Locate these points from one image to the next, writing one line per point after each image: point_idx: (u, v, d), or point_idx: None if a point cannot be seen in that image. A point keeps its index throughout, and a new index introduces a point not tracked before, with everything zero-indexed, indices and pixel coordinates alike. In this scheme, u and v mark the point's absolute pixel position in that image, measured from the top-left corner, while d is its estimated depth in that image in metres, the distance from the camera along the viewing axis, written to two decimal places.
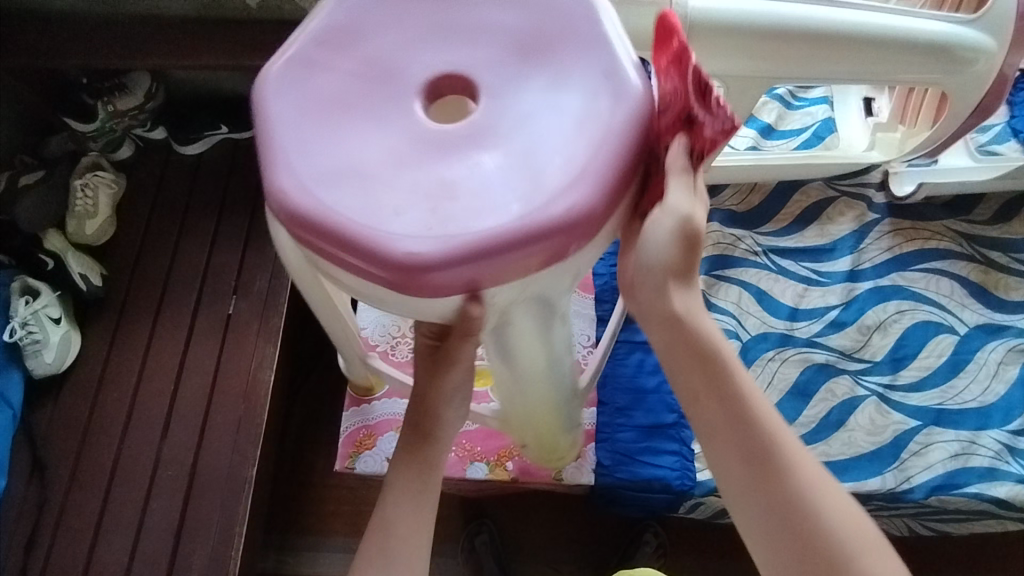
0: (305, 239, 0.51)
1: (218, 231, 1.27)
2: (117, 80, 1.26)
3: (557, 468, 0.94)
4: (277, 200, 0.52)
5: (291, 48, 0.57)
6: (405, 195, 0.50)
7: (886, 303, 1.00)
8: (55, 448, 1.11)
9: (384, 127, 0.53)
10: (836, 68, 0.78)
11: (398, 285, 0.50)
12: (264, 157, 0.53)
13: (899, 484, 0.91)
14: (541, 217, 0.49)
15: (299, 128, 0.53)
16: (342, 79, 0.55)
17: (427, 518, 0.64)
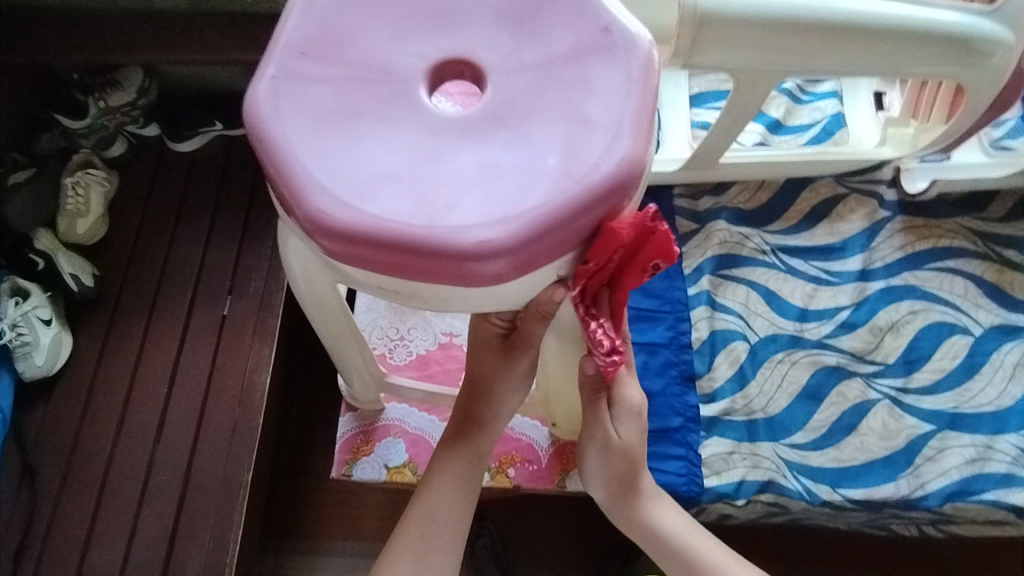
0: (356, 257, 0.47)
1: (213, 230, 1.25)
2: (109, 76, 1.23)
3: (561, 475, 0.90)
4: (315, 223, 0.47)
5: (269, 65, 0.52)
6: (447, 185, 0.47)
7: (898, 303, 0.98)
8: (46, 452, 1.09)
9: (404, 119, 0.50)
10: (849, 60, 0.76)
11: (468, 278, 0.46)
12: (288, 184, 0.48)
13: (913, 490, 0.89)
14: (593, 185, 0.47)
15: (310, 142, 0.49)
16: (335, 85, 0.51)
17: (469, 506, 0.67)
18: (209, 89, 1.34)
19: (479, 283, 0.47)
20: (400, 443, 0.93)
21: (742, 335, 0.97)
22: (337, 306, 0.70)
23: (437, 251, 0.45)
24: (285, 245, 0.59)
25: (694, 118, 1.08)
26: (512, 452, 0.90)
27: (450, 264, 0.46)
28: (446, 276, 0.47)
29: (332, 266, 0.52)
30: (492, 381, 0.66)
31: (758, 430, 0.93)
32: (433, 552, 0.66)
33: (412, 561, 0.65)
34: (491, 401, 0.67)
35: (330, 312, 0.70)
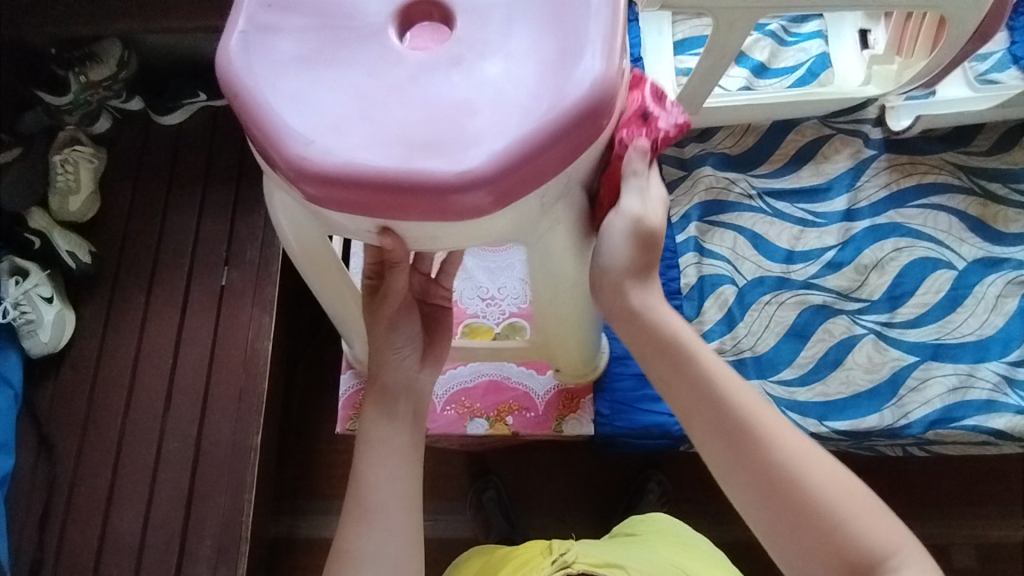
0: (338, 202, 0.48)
1: (205, 202, 1.25)
2: (88, 49, 1.22)
3: (558, 420, 0.93)
4: (296, 172, 0.48)
5: (238, 21, 0.52)
6: (424, 124, 0.48)
7: (883, 241, 0.99)
8: (60, 426, 1.12)
9: (376, 63, 0.50)
10: None
11: (454, 212, 0.48)
12: (266, 136, 0.49)
13: (897, 420, 0.92)
14: (569, 110, 0.48)
15: (286, 92, 0.50)
16: (306, 35, 0.52)
17: (395, 464, 0.67)
18: (189, 60, 1.33)
19: (465, 216, 0.48)
20: None
21: (729, 279, 0.99)
22: (331, 270, 0.72)
23: (419, 188, 0.47)
24: (273, 202, 0.60)
25: (677, 66, 1.07)
26: (509, 401, 0.93)
27: (435, 200, 0.47)
28: (433, 211, 0.48)
29: (320, 216, 0.53)
30: (376, 335, 0.69)
31: (748, 368, 0.95)
32: (373, 512, 0.65)
33: (357, 525, 0.65)
34: (383, 354, 0.69)
35: (326, 273, 0.72)
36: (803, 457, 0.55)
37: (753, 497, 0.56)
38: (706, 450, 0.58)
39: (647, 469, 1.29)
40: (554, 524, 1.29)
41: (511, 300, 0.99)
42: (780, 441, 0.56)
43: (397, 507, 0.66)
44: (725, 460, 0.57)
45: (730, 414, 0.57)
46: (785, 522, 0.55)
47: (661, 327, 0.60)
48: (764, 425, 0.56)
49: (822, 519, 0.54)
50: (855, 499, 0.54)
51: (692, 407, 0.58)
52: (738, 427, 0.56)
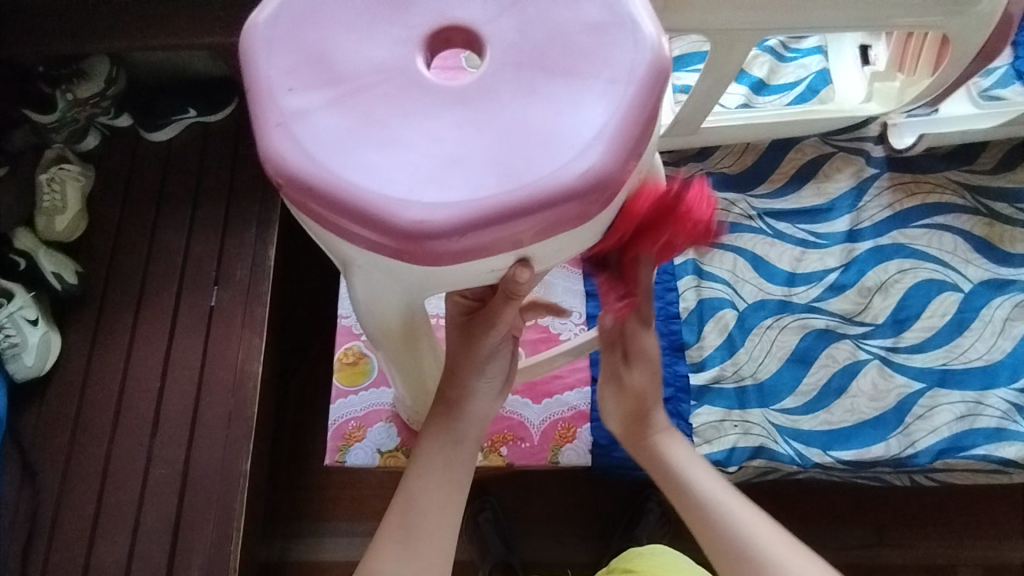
0: (471, 251, 0.44)
1: (194, 220, 1.23)
2: (75, 66, 1.20)
3: (554, 451, 0.90)
4: (417, 239, 0.43)
5: (268, 120, 0.45)
6: (515, 147, 0.44)
7: (887, 263, 0.97)
8: (44, 452, 1.09)
9: (432, 100, 0.45)
10: (829, 14, 0.73)
11: (574, 220, 0.44)
12: (368, 217, 0.43)
13: (903, 449, 0.89)
14: (652, 99, 0.45)
15: (350, 162, 0.44)
16: (343, 103, 0.45)
17: (453, 495, 0.64)
18: (179, 76, 1.31)
19: (584, 221, 0.45)
20: (392, 427, 0.89)
21: (729, 303, 0.96)
22: (414, 337, 0.63)
23: (545, 211, 0.43)
24: (350, 274, 0.51)
25: (676, 82, 1.04)
26: (504, 431, 0.90)
27: (564, 216, 0.44)
28: (554, 228, 0.44)
29: (428, 278, 0.47)
30: (461, 363, 0.64)
31: (749, 396, 0.93)
32: (417, 538, 0.63)
33: (396, 548, 0.63)
34: (463, 385, 0.64)
35: (409, 342, 0.63)
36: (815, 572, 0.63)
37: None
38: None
39: (647, 489, 1.26)
40: (551, 541, 1.27)
41: None
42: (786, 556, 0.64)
43: (443, 536, 0.63)
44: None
45: (744, 551, 0.65)
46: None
47: (662, 459, 0.73)
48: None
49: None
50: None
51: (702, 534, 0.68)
52: (748, 553, 0.65)
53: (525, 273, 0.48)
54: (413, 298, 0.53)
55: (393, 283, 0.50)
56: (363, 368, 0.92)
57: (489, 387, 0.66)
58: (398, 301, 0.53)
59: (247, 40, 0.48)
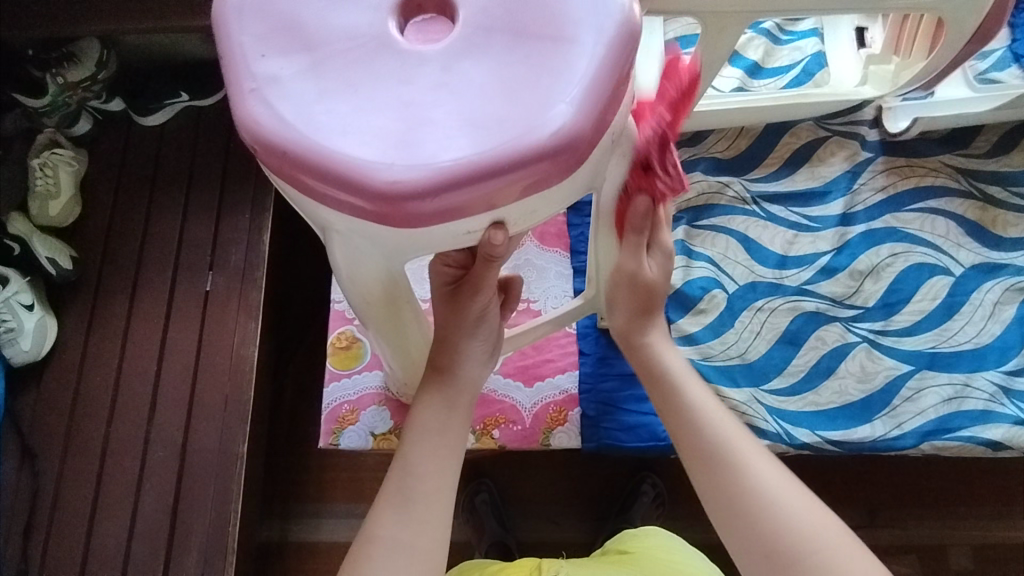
0: (448, 213, 0.42)
1: (189, 203, 1.23)
2: (65, 49, 1.19)
3: (546, 433, 0.90)
4: (391, 201, 0.40)
5: (241, 83, 0.43)
6: (490, 108, 0.42)
7: (879, 247, 0.97)
8: (43, 435, 1.10)
9: (407, 63, 0.43)
10: None
11: (551, 180, 0.43)
12: (341, 180, 0.41)
13: (889, 431, 0.90)
14: (625, 57, 0.43)
15: (324, 125, 0.42)
16: (318, 68, 0.43)
17: (450, 458, 0.61)
18: (171, 60, 1.30)
19: (558, 182, 0.43)
20: (386, 410, 0.90)
21: (717, 282, 0.96)
22: (396, 310, 0.61)
23: (521, 170, 0.41)
24: (328, 243, 0.49)
25: None
26: (496, 414, 0.89)
27: (539, 175, 0.42)
28: (531, 188, 0.42)
29: (407, 242, 0.45)
30: (451, 330, 0.64)
31: (739, 375, 0.93)
32: (416, 501, 0.59)
33: (395, 513, 0.58)
34: (452, 350, 0.64)
35: (393, 314, 0.61)
36: (777, 486, 0.61)
37: (731, 514, 0.61)
38: (693, 473, 0.66)
39: (641, 471, 1.28)
40: (547, 528, 1.28)
41: None
42: (753, 464, 0.63)
43: (442, 500, 0.60)
44: (704, 477, 0.64)
45: (710, 446, 0.65)
46: (762, 547, 0.59)
47: (649, 351, 0.74)
48: (756, 484, 0.62)
49: (791, 550, 0.58)
50: (827, 538, 0.58)
51: (673, 419, 0.69)
52: (719, 453, 0.64)
53: (502, 235, 0.46)
54: (393, 264, 0.51)
55: (373, 250, 0.48)
56: (356, 353, 0.93)
57: (479, 351, 0.66)
58: (378, 268, 0.51)
59: (215, 7, 0.45)
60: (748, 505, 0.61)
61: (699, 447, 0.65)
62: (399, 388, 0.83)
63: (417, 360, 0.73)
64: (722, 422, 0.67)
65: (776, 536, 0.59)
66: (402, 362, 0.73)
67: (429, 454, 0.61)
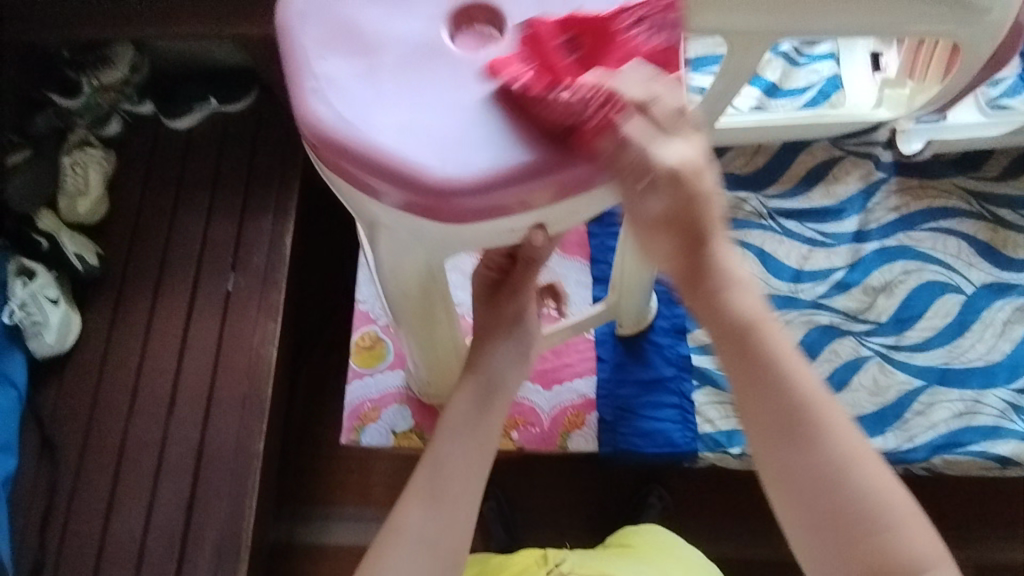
0: (496, 210, 0.45)
1: (213, 205, 1.26)
2: (100, 53, 1.22)
3: (563, 436, 0.91)
4: (444, 197, 0.44)
5: (304, 83, 0.45)
6: (536, 116, 0.45)
7: (892, 264, 0.99)
8: (63, 427, 1.12)
9: (459, 71, 0.46)
10: (840, 19, 0.70)
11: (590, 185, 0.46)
12: (398, 178, 0.44)
13: (901, 443, 0.91)
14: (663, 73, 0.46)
15: (380, 125, 0.44)
16: (375, 71, 0.46)
17: (479, 457, 0.63)
18: (199, 65, 1.33)
19: (596, 187, 0.47)
20: (407, 409, 0.92)
21: None
22: (431, 308, 0.63)
23: (565, 175, 0.45)
24: (375, 238, 0.51)
25: (690, 83, 1.06)
26: (515, 416, 0.91)
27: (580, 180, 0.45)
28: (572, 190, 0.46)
29: (454, 239, 0.48)
30: (487, 330, 0.67)
31: None
32: (445, 495, 0.61)
33: (422, 506, 0.61)
34: (482, 348, 0.67)
35: (428, 311, 0.63)
36: (859, 458, 0.49)
37: (796, 485, 0.49)
38: (750, 427, 0.50)
39: (649, 483, 1.29)
40: (554, 537, 1.29)
41: None
42: (835, 433, 0.49)
43: (469, 496, 0.61)
44: (765, 439, 0.50)
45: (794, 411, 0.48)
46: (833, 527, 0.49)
47: (718, 280, 0.47)
48: (840, 450, 0.49)
49: (869, 529, 0.48)
50: (906, 515, 0.49)
51: (731, 366, 0.49)
52: (802, 421, 0.49)
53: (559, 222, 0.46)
54: (435, 261, 0.53)
55: (418, 246, 0.51)
56: (379, 352, 0.95)
57: (512, 351, 0.68)
58: (421, 263, 0.54)
59: (278, 10, 0.47)
60: (829, 477, 0.49)
61: (774, 413, 0.49)
62: (420, 387, 0.85)
63: (456, 358, 0.76)
64: (806, 382, 0.49)
65: (854, 515, 0.48)
66: (427, 361, 0.76)
67: (459, 451, 0.63)
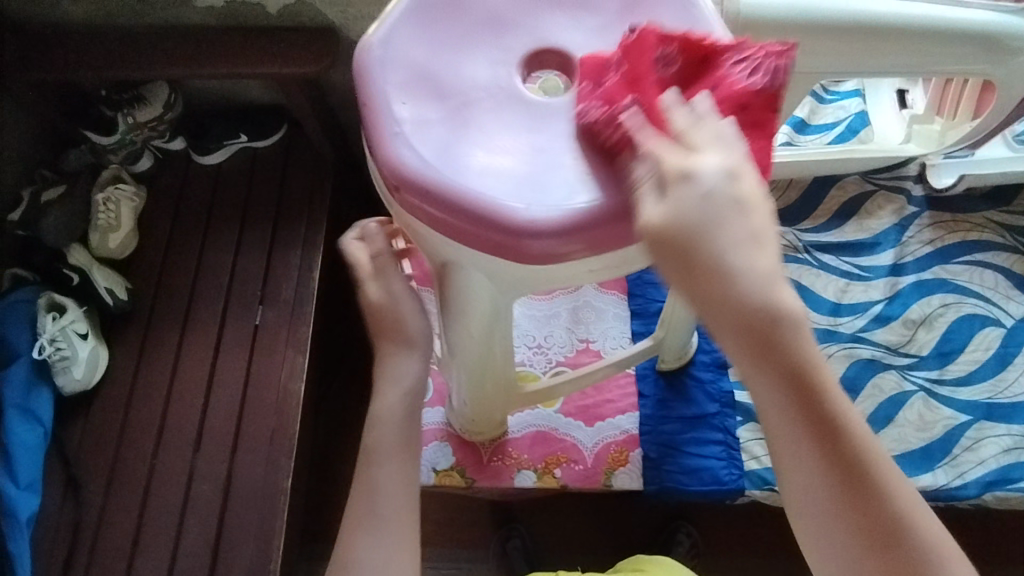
0: (581, 252, 0.46)
1: (242, 239, 1.26)
2: (136, 91, 1.24)
3: (607, 475, 0.90)
4: (532, 236, 0.44)
5: (388, 127, 0.47)
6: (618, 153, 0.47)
7: (930, 297, 0.99)
8: (88, 464, 1.11)
9: (539, 116, 0.48)
10: (886, 62, 0.71)
11: None
12: (485, 219, 0.44)
13: (952, 480, 0.90)
14: (737, 118, 0.49)
15: (462, 168, 0.45)
16: (455, 115, 0.47)
17: (408, 457, 0.66)
18: (232, 104, 1.36)
19: None
20: (447, 446, 0.91)
21: None
22: (487, 343, 0.63)
23: None
24: (448, 278, 0.52)
25: None
26: (558, 452, 0.90)
27: None
28: None
29: (527, 280, 0.49)
30: None
31: None
32: (381, 498, 0.64)
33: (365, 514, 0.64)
34: None
35: (486, 349, 0.64)
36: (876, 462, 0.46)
37: (817, 498, 0.45)
38: (773, 435, 0.46)
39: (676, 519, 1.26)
40: None
41: (559, 349, 0.95)
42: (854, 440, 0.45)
43: (406, 502, 0.65)
44: (785, 448, 0.46)
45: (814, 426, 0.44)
46: (848, 534, 0.46)
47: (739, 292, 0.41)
48: (873, 468, 0.45)
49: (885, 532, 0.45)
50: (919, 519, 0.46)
51: (767, 381, 0.43)
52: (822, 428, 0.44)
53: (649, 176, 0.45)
54: (501, 299, 0.55)
55: (488, 284, 0.52)
56: None
57: None
58: (489, 301, 0.55)
59: (355, 56, 0.49)
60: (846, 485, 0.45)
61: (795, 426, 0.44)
62: (461, 424, 0.85)
63: (514, 391, 0.76)
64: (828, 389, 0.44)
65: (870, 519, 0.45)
66: (474, 397, 0.76)
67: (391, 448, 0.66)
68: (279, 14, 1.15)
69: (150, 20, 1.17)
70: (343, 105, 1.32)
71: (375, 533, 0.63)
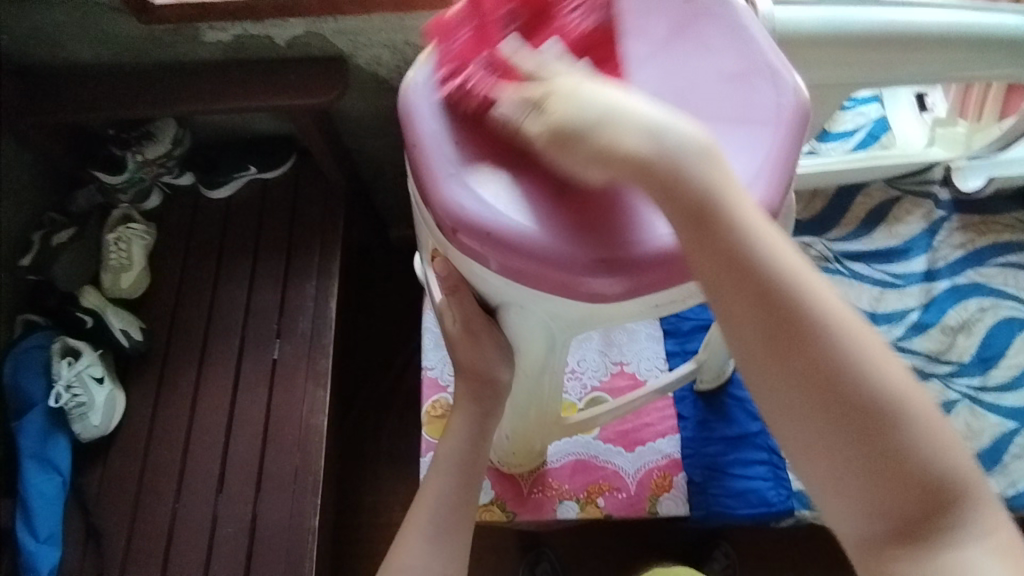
0: (642, 287, 0.47)
1: (256, 272, 1.24)
2: (143, 128, 1.22)
3: (652, 501, 0.88)
4: (591, 272, 0.46)
5: (441, 169, 0.49)
6: None
7: (965, 301, 0.99)
8: (108, 513, 1.08)
9: None
10: (918, 68, 0.70)
11: None
12: (543, 257, 0.46)
13: (1005, 489, 0.91)
14: (797, 137, 0.49)
15: (516, 206, 0.47)
16: (506, 153, 0.49)
17: (472, 477, 0.62)
18: (239, 136, 1.35)
19: None
20: (485, 480, 0.89)
21: None
22: (540, 371, 0.63)
23: None
24: (505, 314, 0.54)
25: None
26: (600, 481, 0.88)
27: None
28: None
29: (587, 316, 0.50)
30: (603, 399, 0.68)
31: None
32: (442, 515, 0.60)
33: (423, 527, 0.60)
34: None
35: (535, 377, 0.64)
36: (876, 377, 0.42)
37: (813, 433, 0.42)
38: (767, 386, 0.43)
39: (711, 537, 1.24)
40: None
41: (593, 374, 0.94)
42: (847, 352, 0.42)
43: (462, 520, 0.60)
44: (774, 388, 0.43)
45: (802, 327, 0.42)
46: (861, 475, 0.41)
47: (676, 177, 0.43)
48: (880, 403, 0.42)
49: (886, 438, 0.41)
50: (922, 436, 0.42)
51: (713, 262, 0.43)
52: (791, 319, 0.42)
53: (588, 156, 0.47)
54: (555, 334, 0.55)
55: (545, 321, 0.53)
56: None
57: None
58: (542, 334, 0.55)
59: (406, 105, 0.52)
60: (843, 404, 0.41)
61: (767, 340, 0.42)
62: (500, 456, 0.84)
63: (557, 420, 0.75)
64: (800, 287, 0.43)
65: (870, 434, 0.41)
66: (520, 426, 0.75)
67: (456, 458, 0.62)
68: (286, 46, 1.14)
69: (157, 58, 1.16)
70: (353, 132, 1.31)
71: (429, 545, 0.59)
